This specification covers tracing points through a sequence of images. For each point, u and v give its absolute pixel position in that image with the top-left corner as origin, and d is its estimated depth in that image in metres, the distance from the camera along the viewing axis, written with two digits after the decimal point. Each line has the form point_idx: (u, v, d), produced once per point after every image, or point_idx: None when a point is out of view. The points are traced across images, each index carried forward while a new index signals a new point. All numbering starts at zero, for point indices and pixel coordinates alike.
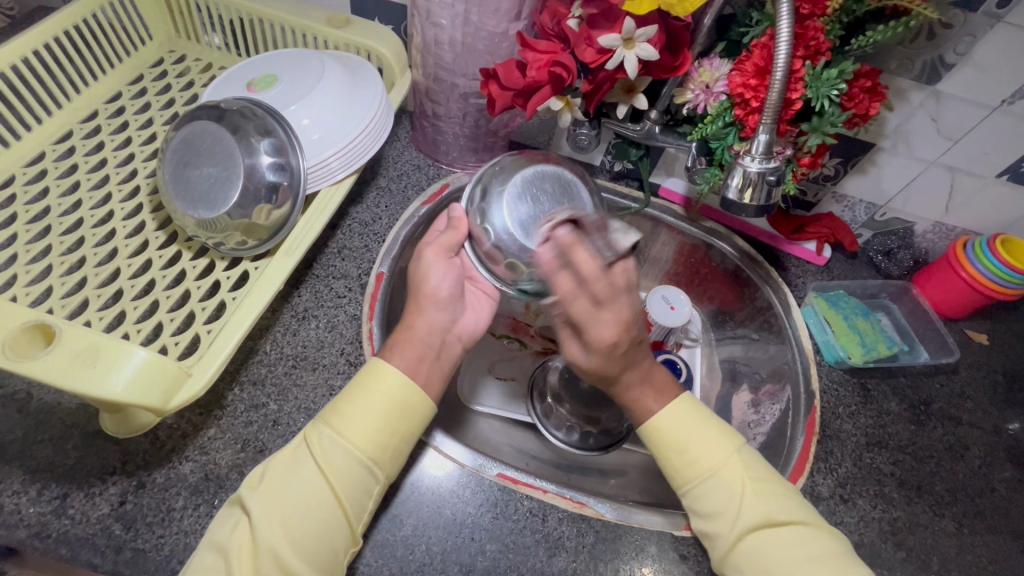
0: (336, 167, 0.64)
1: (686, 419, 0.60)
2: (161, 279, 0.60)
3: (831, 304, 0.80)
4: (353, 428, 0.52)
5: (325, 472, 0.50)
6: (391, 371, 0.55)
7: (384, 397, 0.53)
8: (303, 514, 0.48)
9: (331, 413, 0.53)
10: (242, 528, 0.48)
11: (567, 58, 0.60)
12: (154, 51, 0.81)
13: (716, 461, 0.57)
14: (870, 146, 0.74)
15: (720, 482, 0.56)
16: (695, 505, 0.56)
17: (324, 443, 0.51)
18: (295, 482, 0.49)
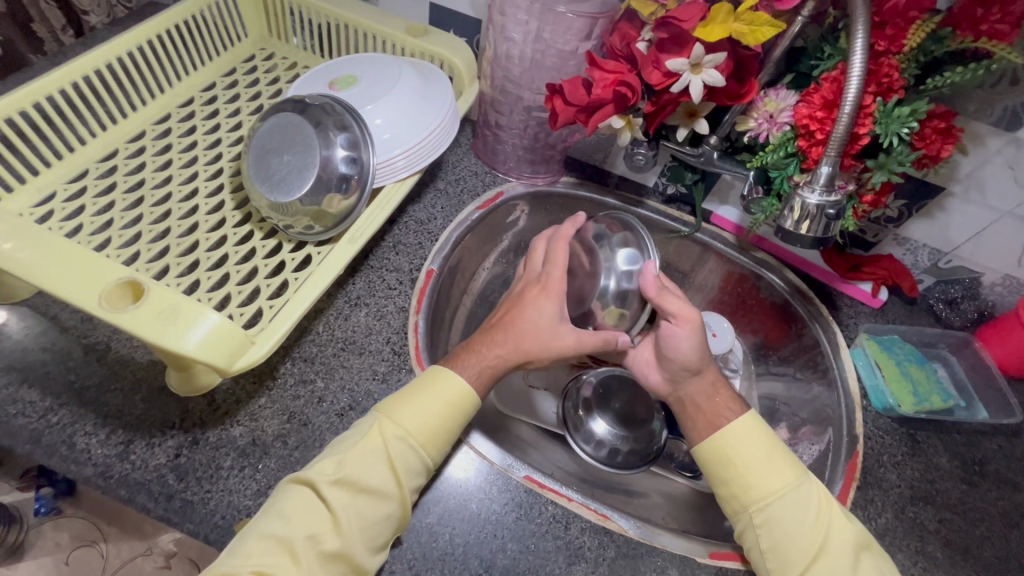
0: (401, 166, 0.68)
1: (755, 436, 0.59)
2: (233, 254, 0.64)
3: (883, 348, 0.76)
4: (418, 424, 0.54)
5: (394, 466, 0.52)
6: (456, 377, 0.58)
7: (447, 400, 0.56)
8: (367, 506, 0.50)
9: (395, 410, 0.55)
10: (317, 509, 0.50)
11: (632, 78, 0.62)
12: (248, 48, 0.88)
13: (790, 477, 0.57)
14: (939, 191, 0.72)
15: (795, 503, 0.55)
16: (773, 521, 0.55)
17: (395, 440, 0.53)
18: (368, 475, 0.51)
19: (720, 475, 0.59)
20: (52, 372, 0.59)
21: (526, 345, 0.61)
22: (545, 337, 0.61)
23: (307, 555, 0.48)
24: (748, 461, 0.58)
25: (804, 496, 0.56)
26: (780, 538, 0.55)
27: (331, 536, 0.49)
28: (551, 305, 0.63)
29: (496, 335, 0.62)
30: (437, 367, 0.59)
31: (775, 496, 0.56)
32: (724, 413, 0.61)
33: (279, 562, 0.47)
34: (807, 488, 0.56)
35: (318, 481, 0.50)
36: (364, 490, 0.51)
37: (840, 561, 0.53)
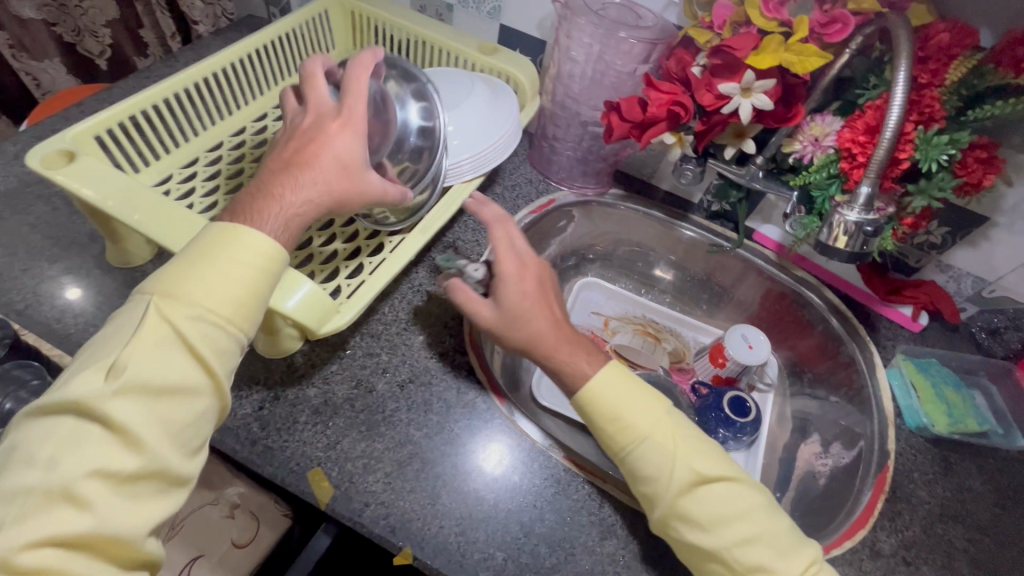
0: (467, 168, 0.75)
1: (622, 384, 0.60)
2: (317, 237, 0.73)
3: (920, 369, 0.78)
4: (209, 298, 0.46)
5: (190, 353, 0.45)
6: (252, 234, 0.49)
7: (242, 265, 0.48)
8: (161, 398, 0.43)
9: (186, 291, 0.46)
10: (121, 409, 0.41)
11: (686, 99, 0.68)
12: (334, 58, 0.99)
13: (648, 426, 0.57)
14: (983, 220, 0.74)
15: (653, 448, 0.56)
16: (635, 465, 0.57)
17: (188, 324, 0.45)
18: (159, 371, 0.44)
19: (596, 421, 0.59)
20: None
21: (330, 185, 0.57)
22: (350, 180, 0.58)
23: (118, 472, 0.40)
24: (598, 399, 0.59)
25: (649, 441, 0.56)
26: (642, 482, 0.56)
27: (117, 454, 0.41)
28: (347, 139, 0.58)
29: (298, 176, 0.56)
30: (226, 225, 0.50)
31: (643, 440, 0.57)
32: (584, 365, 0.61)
33: (31, 502, 0.38)
34: (653, 433, 0.57)
35: (88, 398, 0.41)
36: (160, 382, 0.43)
37: (695, 498, 0.54)
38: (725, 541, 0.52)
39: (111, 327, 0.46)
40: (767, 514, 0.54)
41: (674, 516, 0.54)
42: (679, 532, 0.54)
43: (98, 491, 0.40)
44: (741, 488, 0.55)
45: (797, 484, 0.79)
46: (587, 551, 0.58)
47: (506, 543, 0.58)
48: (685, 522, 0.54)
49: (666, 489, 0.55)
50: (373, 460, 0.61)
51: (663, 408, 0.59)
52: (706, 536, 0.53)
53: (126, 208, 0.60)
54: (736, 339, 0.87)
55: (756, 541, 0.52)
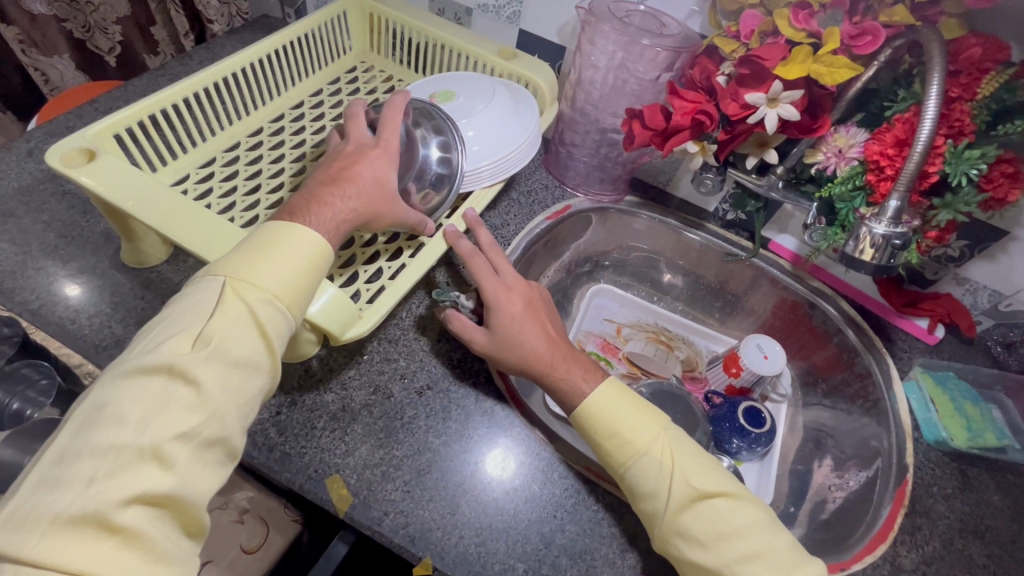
0: (484, 176, 0.75)
1: (617, 400, 0.60)
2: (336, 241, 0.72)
3: (937, 383, 0.78)
4: (279, 284, 0.50)
5: (258, 331, 0.48)
6: (311, 231, 0.53)
7: (306, 257, 0.52)
8: (232, 371, 0.46)
9: (259, 275, 0.49)
10: (206, 374, 0.44)
11: (711, 107, 0.68)
12: (350, 60, 0.99)
13: (646, 441, 0.57)
14: (1002, 234, 0.74)
15: (649, 466, 0.56)
16: (633, 483, 0.56)
17: (258, 304, 0.49)
18: (234, 346, 0.47)
19: (593, 437, 0.60)
20: None
21: (372, 201, 0.60)
22: (384, 200, 0.61)
23: (193, 437, 0.43)
24: (603, 417, 0.59)
25: (646, 457, 0.56)
26: (642, 500, 0.56)
27: (196, 420, 0.43)
28: (385, 165, 0.62)
29: (343, 189, 0.58)
30: (283, 223, 0.53)
31: (638, 455, 0.57)
32: (581, 383, 0.62)
33: (118, 462, 0.39)
34: (650, 451, 0.57)
35: (175, 364, 0.43)
36: (229, 355, 0.46)
37: (697, 515, 0.53)
38: (726, 558, 0.51)
39: (181, 301, 0.48)
40: (767, 532, 0.53)
41: (677, 534, 0.53)
42: (677, 550, 0.53)
43: (178, 453, 0.41)
44: (741, 506, 0.54)
45: (813, 497, 0.79)
46: (608, 563, 0.58)
47: (527, 554, 0.57)
48: (684, 540, 0.53)
49: (664, 506, 0.54)
50: (392, 467, 0.61)
51: (661, 424, 0.59)
52: (708, 554, 0.52)
53: (146, 211, 0.59)
54: (750, 349, 0.86)
55: (756, 559, 0.51)
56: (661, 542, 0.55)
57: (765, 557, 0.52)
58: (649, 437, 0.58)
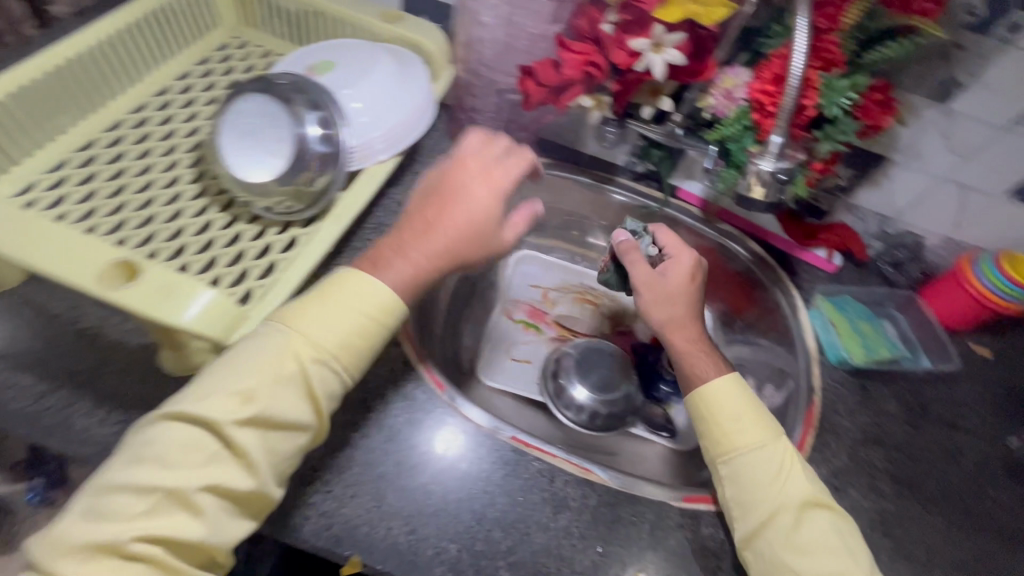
0: (380, 149, 0.70)
1: (733, 395, 0.62)
2: (219, 237, 0.66)
3: (838, 309, 0.82)
4: (331, 340, 0.52)
5: (310, 396, 0.52)
6: (382, 284, 0.55)
7: (374, 313, 0.54)
8: (281, 432, 0.51)
9: (312, 333, 0.52)
10: (244, 438, 0.49)
11: (600, 58, 0.66)
12: (219, 36, 0.88)
13: (757, 436, 0.60)
14: (882, 159, 0.79)
15: (760, 462, 0.58)
16: (733, 477, 0.59)
17: (317, 372, 0.52)
18: (292, 411, 0.51)
19: (703, 426, 0.62)
20: (46, 358, 0.61)
21: (454, 249, 0.58)
22: (479, 242, 0.59)
23: (156, 536, 0.46)
24: (718, 413, 0.61)
25: (764, 456, 0.59)
26: (741, 495, 0.58)
27: (158, 520, 0.46)
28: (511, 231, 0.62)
29: (422, 240, 0.58)
30: (356, 272, 0.55)
31: (743, 451, 0.59)
32: (702, 370, 0.65)
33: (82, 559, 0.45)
34: (769, 451, 0.59)
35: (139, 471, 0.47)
36: (272, 423, 0.50)
37: (792, 519, 0.56)
38: (796, 555, 0.54)
39: (211, 375, 0.51)
40: (852, 544, 0.56)
41: (770, 532, 0.56)
42: (756, 545, 0.56)
43: (237, 482, 0.48)
44: (835, 517, 0.57)
45: None
46: (541, 528, 0.58)
47: (460, 533, 0.56)
48: (771, 541, 0.55)
49: (765, 507, 0.56)
50: (307, 471, 0.58)
51: (775, 429, 0.61)
52: (782, 553, 0.54)
53: None
54: None
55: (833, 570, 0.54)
56: (744, 539, 0.57)
57: (823, 552, 0.54)
58: (757, 435, 0.60)
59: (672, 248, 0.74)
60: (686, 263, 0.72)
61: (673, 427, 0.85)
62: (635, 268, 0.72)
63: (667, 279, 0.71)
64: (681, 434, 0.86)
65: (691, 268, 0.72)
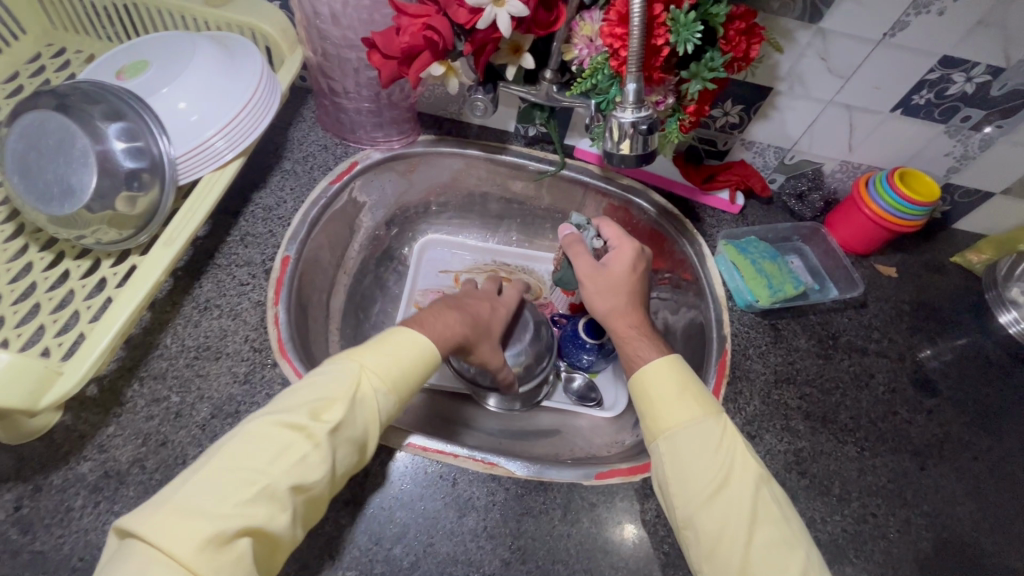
0: (221, 148, 0.61)
1: (668, 375, 0.60)
2: (43, 281, 0.58)
3: (740, 250, 0.80)
4: (398, 382, 0.55)
5: (376, 417, 0.53)
6: (426, 337, 0.58)
7: (423, 358, 0.57)
8: (353, 453, 0.52)
9: (379, 368, 0.54)
10: (302, 464, 0.47)
11: (439, 21, 0.58)
12: (30, 46, 0.76)
13: (689, 414, 0.57)
14: (767, 91, 0.76)
15: (698, 438, 0.56)
16: (666, 455, 0.56)
17: (376, 397, 0.53)
18: (352, 429, 0.51)
19: (643, 408, 0.60)
20: None
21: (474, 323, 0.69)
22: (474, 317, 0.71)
23: None
24: (654, 395, 0.59)
25: (702, 430, 0.56)
26: (679, 473, 0.55)
27: None
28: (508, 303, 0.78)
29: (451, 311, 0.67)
30: (408, 328, 0.58)
31: (681, 428, 0.57)
32: (637, 360, 0.64)
33: None
34: (706, 424, 0.56)
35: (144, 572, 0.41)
36: (348, 446, 0.51)
37: (734, 497, 0.53)
38: (741, 530, 0.51)
39: (245, 439, 0.48)
40: (795, 520, 0.53)
41: (710, 508, 0.53)
42: (698, 524, 0.53)
43: (279, 521, 0.46)
44: (780, 494, 0.55)
45: None
46: (446, 535, 0.55)
47: (358, 559, 0.53)
48: (713, 520, 0.52)
49: (706, 486, 0.53)
50: None
51: (712, 406, 0.58)
52: (724, 532, 0.52)
53: None
54: None
55: (781, 546, 0.51)
56: (686, 518, 0.54)
57: (766, 522, 0.52)
58: (689, 413, 0.57)
59: (613, 239, 0.74)
60: (628, 253, 0.72)
61: (599, 394, 0.84)
62: (578, 260, 0.73)
63: (610, 269, 0.71)
64: (608, 399, 0.85)
65: (634, 256, 0.73)
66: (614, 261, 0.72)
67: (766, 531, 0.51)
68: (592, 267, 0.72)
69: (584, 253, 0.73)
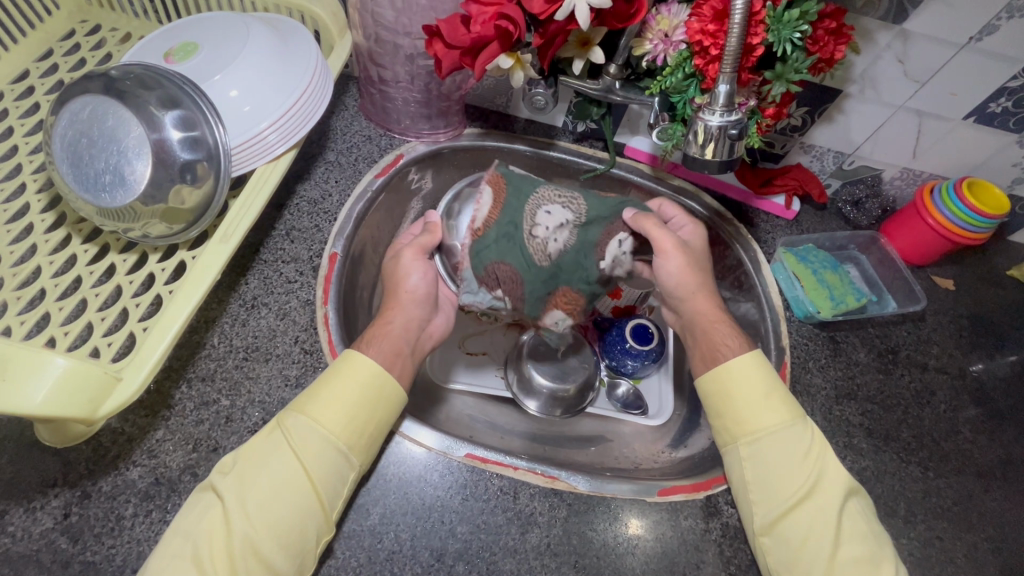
0: (273, 141, 0.57)
1: (756, 373, 0.60)
2: (88, 275, 0.55)
3: (799, 259, 0.78)
4: (327, 414, 0.51)
5: (300, 455, 0.49)
6: (361, 357, 0.54)
7: (354, 384, 0.52)
8: (282, 499, 0.48)
9: (302, 400, 0.52)
10: (216, 515, 0.47)
11: (512, 9, 0.54)
12: (63, 22, 0.71)
13: (780, 419, 0.58)
14: (837, 93, 0.72)
15: (788, 440, 0.57)
16: (761, 457, 0.57)
17: (299, 430, 0.50)
18: (266, 468, 0.49)
19: (723, 409, 0.60)
20: None
21: (394, 340, 0.58)
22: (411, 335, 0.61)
23: None
24: (741, 395, 0.59)
25: (792, 435, 0.57)
26: (765, 473, 0.56)
27: None
28: (420, 265, 0.65)
29: (385, 317, 0.62)
30: (345, 353, 0.55)
31: (769, 431, 0.57)
32: (722, 347, 0.63)
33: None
34: (796, 430, 0.57)
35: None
36: (273, 487, 0.48)
37: (829, 500, 0.55)
38: (839, 534, 0.53)
39: (193, 509, 0.48)
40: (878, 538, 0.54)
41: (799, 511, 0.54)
42: (780, 530, 0.54)
43: None
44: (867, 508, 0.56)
45: None
46: (510, 552, 0.54)
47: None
48: (799, 524, 0.54)
49: (797, 486, 0.55)
50: None
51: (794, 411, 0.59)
52: (812, 535, 0.53)
53: None
54: None
55: (864, 563, 0.52)
56: (765, 525, 0.54)
57: (851, 533, 0.53)
58: (782, 417, 0.58)
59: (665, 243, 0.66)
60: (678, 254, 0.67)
61: (644, 402, 0.78)
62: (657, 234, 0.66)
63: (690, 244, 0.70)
64: (652, 407, 0.78)
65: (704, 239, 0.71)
66: (422, 278, 0.65)
67: (852, 540, 0.53)
68: (417, 283, 0.64)
69: (413, 267, 0.65)
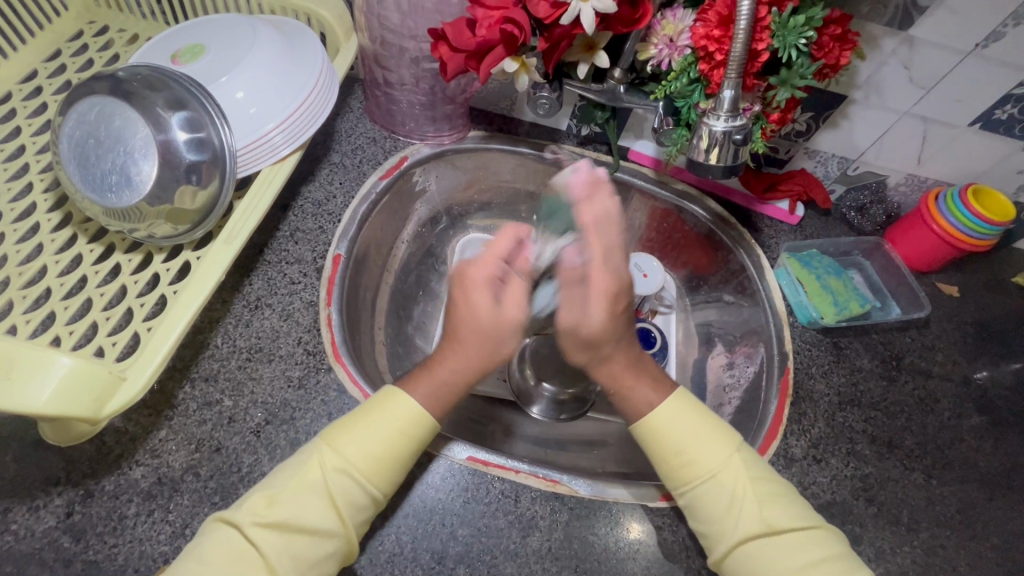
0: (279, 143, 0.58)
1: (681, 415, 0.57)
2: (93, 275, 0.55)
3: (803, 265, 0.78)
4: (364, 453, 0.50)
5: (333, 492, 0.49)
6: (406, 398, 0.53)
7: (395, 425, 0.52)
8: (308, 537, 0.47)
9: (339, 434, 0.52)
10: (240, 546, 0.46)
11: (518, 13, 0.55)
12: (72, 23, 0.72)
13: (715, 462, 0.55)
14: (842, 98, 0.71)
15: (724, 484, 0.54)
16: (695, 506, 0.54)
17: (334, 467, 0.50)
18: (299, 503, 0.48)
19: (655, 457, 0.57)
20: None
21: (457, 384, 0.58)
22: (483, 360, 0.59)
23: None
24: (674, 441, 0.56)
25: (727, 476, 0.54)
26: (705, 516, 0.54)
27: None
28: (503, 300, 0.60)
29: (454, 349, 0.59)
30: (390, 390, 0.55)
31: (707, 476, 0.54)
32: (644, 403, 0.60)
33: None
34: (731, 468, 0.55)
35: None
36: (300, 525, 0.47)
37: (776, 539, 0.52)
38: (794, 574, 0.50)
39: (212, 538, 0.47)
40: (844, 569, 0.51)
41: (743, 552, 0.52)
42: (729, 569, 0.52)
43: None
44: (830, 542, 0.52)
45: (711, 401, 0.79)
46: (510, 555, 0.53)
47: None
48: (741, 567, 0.52)
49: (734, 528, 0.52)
50: None
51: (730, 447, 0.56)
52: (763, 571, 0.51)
53: None
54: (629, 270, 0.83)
55: None
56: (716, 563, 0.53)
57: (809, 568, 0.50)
58: (718, 458, 0.55)
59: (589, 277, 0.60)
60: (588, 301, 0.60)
61: None
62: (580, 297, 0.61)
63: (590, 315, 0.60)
64: None
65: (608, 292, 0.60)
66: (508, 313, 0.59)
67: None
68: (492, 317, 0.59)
69: (491, 300, 0.60)
